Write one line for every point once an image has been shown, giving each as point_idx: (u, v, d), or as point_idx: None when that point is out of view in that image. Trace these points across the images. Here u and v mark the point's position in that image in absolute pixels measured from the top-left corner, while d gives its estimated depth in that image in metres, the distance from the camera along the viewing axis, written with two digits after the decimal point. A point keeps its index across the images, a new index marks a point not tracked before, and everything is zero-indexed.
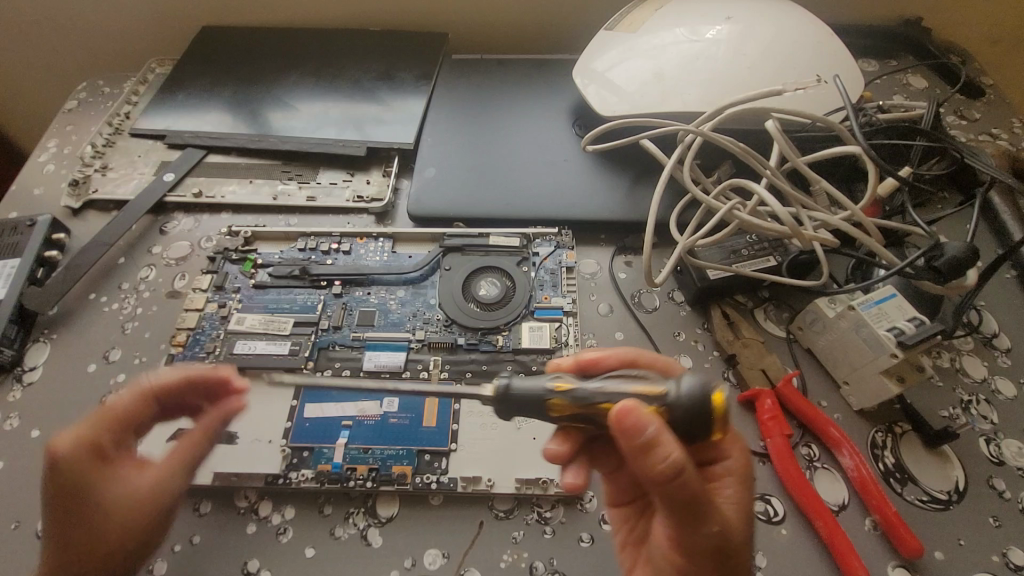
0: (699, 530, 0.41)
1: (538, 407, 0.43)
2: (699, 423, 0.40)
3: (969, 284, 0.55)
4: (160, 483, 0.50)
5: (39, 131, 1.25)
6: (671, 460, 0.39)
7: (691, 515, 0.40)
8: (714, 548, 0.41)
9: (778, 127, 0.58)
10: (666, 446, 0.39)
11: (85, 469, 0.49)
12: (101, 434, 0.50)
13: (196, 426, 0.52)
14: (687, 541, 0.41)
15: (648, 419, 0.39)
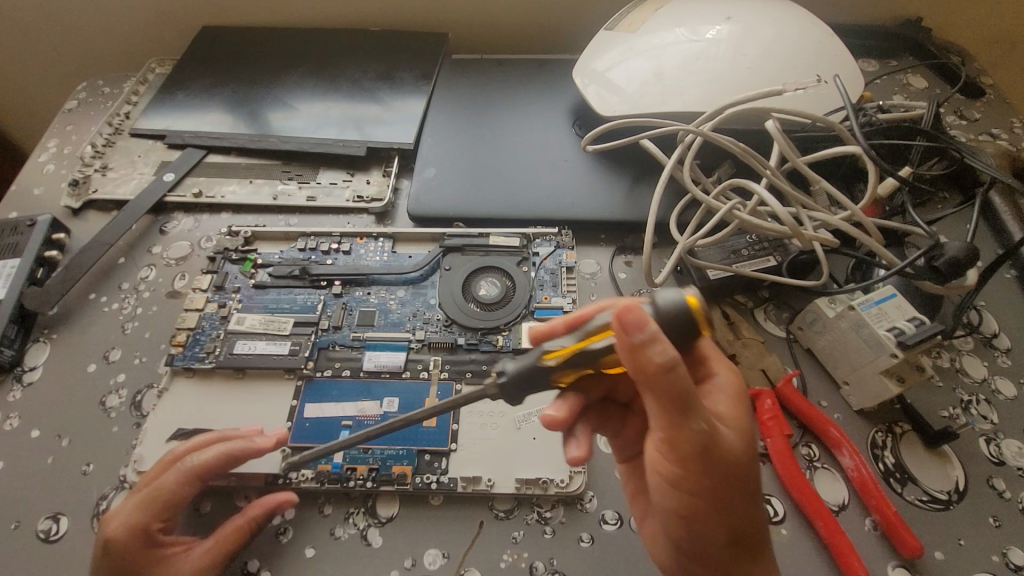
0: (692, 426, 0.40)
1: (537, 378, 0.45)
2: (685, 326, 0.40)
3: (969, 285, 0.56)
4: (207, 571, 0.50)
5: (39, 130, 1.25)
6: (665, 356, 0.38)
7: (683, 412, 0.40)
8: (706, 448, 0.40)
9: (778, 127, 0.58)
10: (659, 343, 0.39)
11: (136, 556, 0.49)
12: (148, 519, 0.50)
13: (243, 513, 0.53)
14: (677, 438, 0.40)
15: (644, 316, 0.39)
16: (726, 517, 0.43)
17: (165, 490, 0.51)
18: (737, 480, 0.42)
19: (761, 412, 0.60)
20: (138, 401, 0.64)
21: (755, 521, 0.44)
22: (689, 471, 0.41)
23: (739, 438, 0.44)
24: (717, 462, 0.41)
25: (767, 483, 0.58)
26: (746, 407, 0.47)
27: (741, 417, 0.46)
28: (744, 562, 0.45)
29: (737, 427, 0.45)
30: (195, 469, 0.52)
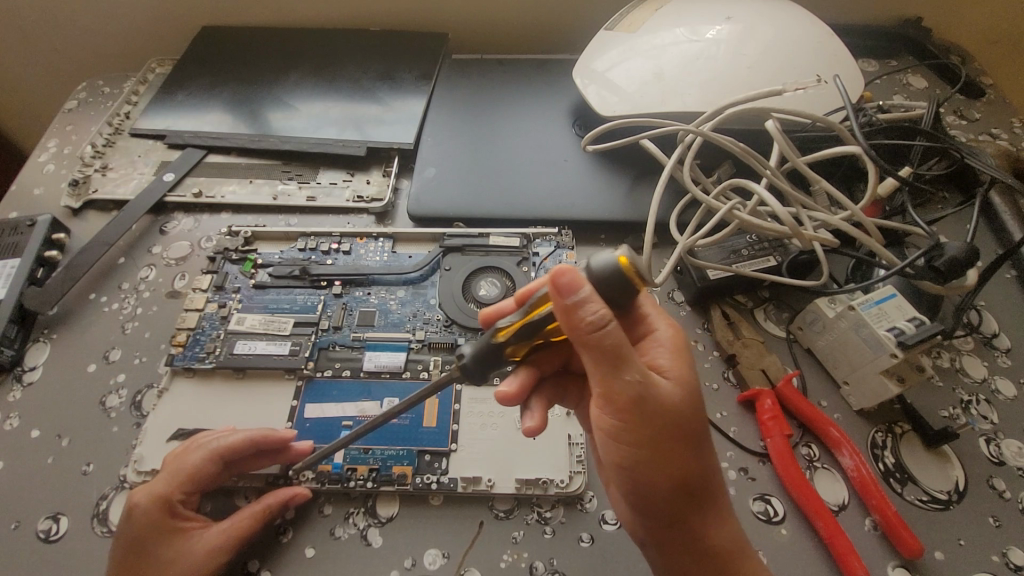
0: (624, 377, 0.42)
1: (493, 356, 0.47)
2: (620, 284, 0.41)
3: (969, 285, 0.55)
4: (216, 553, 0.51)
5: (39, 130, 1.25)
6: (595, 315, 0.40)
7: (615, 365, 0.42)
8: (638, 397, 0.43)
9: (779, 127, 0.58)
10: (590, 302, 0.41)
11: (155, 524, 0.51)
12: (171, 492, 0.52)
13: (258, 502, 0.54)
14: (612, 391, 0.43)
15: (579, 278, 0.41)
16: (670, 466, 0.44)
17: (188, 465, 0.53)
18: (678, 429, 0.44)
19: (761, 412, 0.60)
20: (138, 401, 0.64)
21: (704, 472, 0.45)
22: (627, 422, 0.44)
23: (679, 389, 0.46)
24: (653, 411, 0.43)
25: (767, 484, 0.58)
26: (687, 358, 0.48)
27: (684, 370, 0.47)
28: (697, 514, 0.46)
29: (679, 379, 0.46)
30: (220, 450, 0.53)
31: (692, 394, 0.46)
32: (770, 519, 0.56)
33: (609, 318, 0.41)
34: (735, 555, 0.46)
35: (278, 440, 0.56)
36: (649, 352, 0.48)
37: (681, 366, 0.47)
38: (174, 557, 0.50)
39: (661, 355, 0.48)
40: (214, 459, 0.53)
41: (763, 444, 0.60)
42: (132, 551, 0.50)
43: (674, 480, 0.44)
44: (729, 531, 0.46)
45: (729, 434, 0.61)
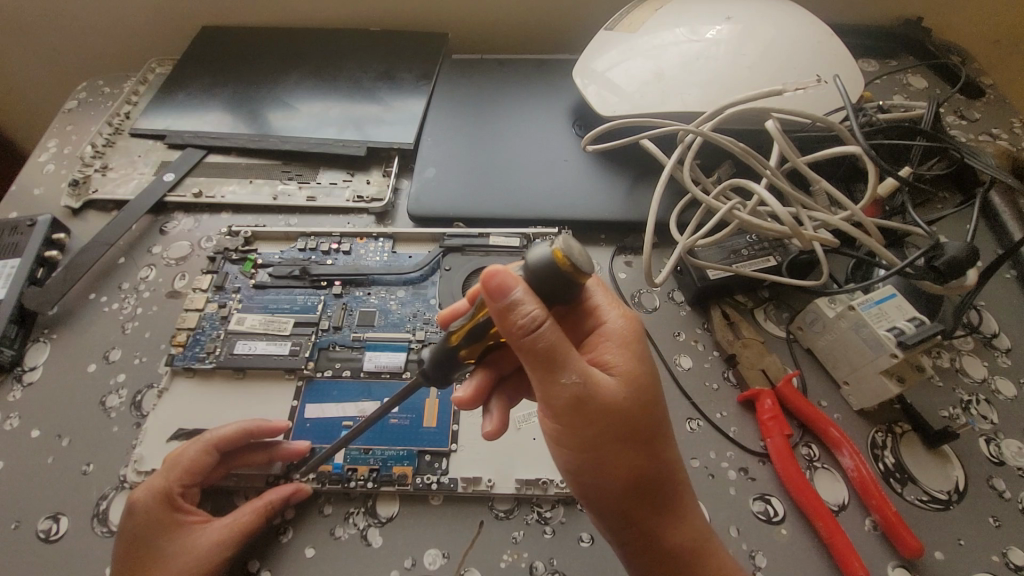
0: (562, 380, 0.42)
1: (451, 361, 0.47)
2: (550, 278, 0.40)
3: (969, 285, 0.55)
4: (223, 545, 0.51)
5: (39, 130, 1.25)
6: (526, 316, 0.40)
7: (552, 367, 0.42)
8: (578, 400, 0.43)
9: (779, 127, 0.58)
10: (522, 302, 0.41)
11: (157, 518, 0.51)
12: (171, 485, 0.52)
13: (262, 497, 0.54)
14: (551, 396, 0.43)
15: (508, 280, 0.41)
16: (618, 468, 0.44)
17: (185, 458, 0.53)
18: (620, 429, 0.44)
19: (761, 411, 0.60)
20: (138, 401, 0.64)
21: (655, 473, 0.45)
22: (570, 425, 0.44)
23: (626, 387, 0.45)
24: (595, 414, 0.43)
25: (767, 483, 0.58)
26: (635, 352, 0.48)
27: (633, 365, 0.47)
28: (648, 515, 0.46)
29: (627, 376, 0.46)
30: (217, 441, 0.54)
31: (640, 391, 0.46)
32: (770, 519, 0.56)
33: (542, 317, 0.41)
34: (695, 555, 0.46)
35: (272, 429, 0.57)
36: (599, 348, 0.48)
37: (630, 362, 0.47)
38: (177, 551, 0.50)
39: (610, 352, 0.47)
40: (211, 450, 0.54)
41: (763, 444, 0.60)
42: (135, 546, 0.50)
43: (623, 481, 0.44)
44: (687, 531, 0.46)
45: (729, 434, 0.61)
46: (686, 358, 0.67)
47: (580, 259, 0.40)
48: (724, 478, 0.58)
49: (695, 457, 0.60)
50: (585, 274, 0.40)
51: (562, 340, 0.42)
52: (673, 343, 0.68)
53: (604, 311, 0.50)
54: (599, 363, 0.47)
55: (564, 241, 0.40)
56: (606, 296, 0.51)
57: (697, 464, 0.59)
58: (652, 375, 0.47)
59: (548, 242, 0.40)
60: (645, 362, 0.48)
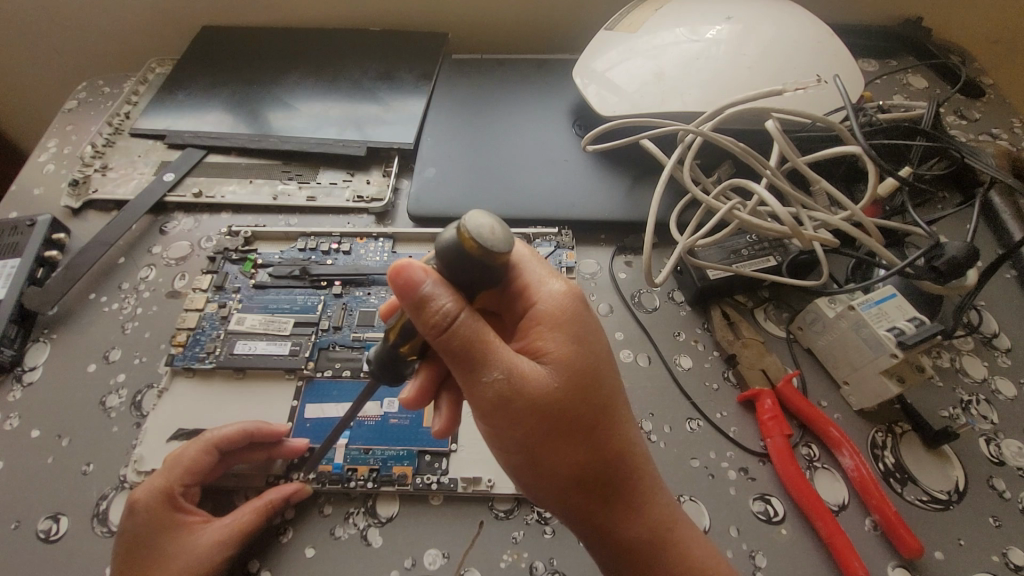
0: (484, 378, 0.42)
1: (396, 362, 0.45)
2: (458, 262, 0.37)
3: (969, 285, 0.56)
4: (224, 545, 0.51)
5: (41, 129, 1.25)
6: (437, 311, 0.39)
7: (473, 366, 0.42)
8: (504, 398, 0.42)
9: (779, 127, 0.58)
10: (432, 298, 0.39)
11: (158, 519, 0.51)
12: (172, 485, 0.52)
13: (260, 495, 0.54)
14: (477, 395, 0.42)
15: (416, 275, 0.39)
16: (557, 462, 0.44)
17: (186, 458, 0.53)
18: (554, 420, 0.43)
19: (761, 411, 0.60)
20: (138, 401, 0.64)
21: (594, 462, 0.45)
22: (502, 424, 0.43)
23: (559, 375, 0.44)
24: (525, 411, 0.42)
25: (768, 484, 0.58)
26: (568, 333, 0.46)
27: (566, 350, 0.45)
28: (594, 504, 0.46)
29: (560, 363, 0.45)
30: (219, 441, 0.54)
31: (575, 377, 0.44)
32: (770, 519, 0.56)
33: (455, 310, 0.40)
34: (658, 543, 0.46)
35: (273, 432, 0.57)
36: (532, 335, 0.46)
37: (562, 347, 0.45)
38: (178, 551, 0.50)
39: (541, 338, 0.46)
40: (212, 451, 0.54)
41: (763, 444, 0.60)
42: (134, 545, 0.50)
43: (565, 477, 0.45)
44: (648, 521, 0.47)
45: (729, 434, 0.61)
46: (685, 358, 0.67)
47: (492, 241, 0.36)
48: (724, 478, 0.58)
49: (695, 457, 0.60)
50: (498, 253, 0.36)
51: (480, 333, 0.41)
52: (672, 343, 0.68)
53: (535, 291, 0.48)
54: (531, 352, 0.46)
55: (472, 221, 0.36)
56: (538, 274, 0.49)
57: (697, 464, 0.59)
58: (588, 361, 0.46)
59: (456, 223, 0.37)
60: (580, 347, 0.46)
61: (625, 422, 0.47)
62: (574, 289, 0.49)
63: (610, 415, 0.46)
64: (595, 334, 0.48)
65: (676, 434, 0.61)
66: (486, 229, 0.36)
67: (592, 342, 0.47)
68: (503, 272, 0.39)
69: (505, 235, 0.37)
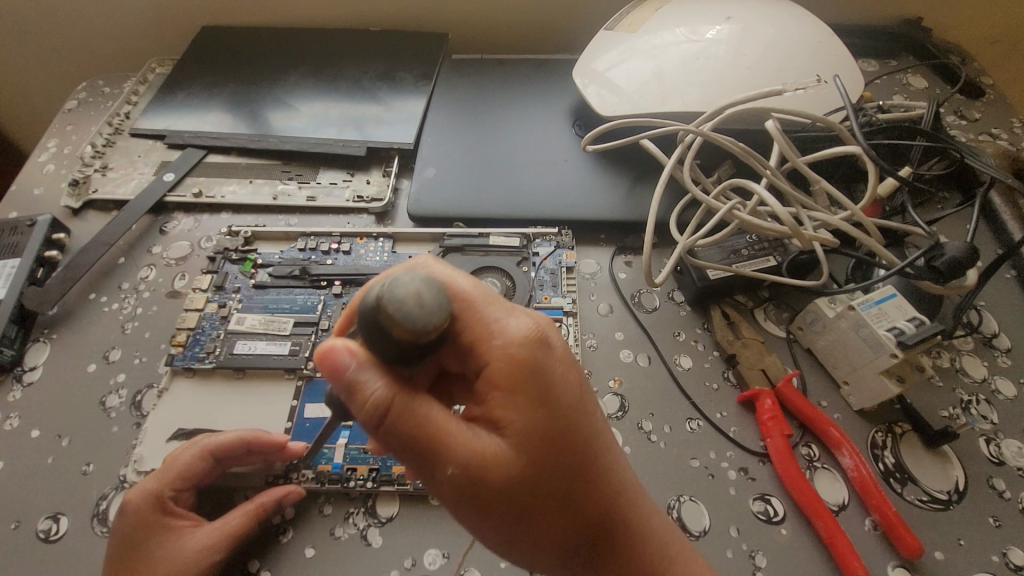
0: (439, 471, 0.39)
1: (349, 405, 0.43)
2: (376, 340, 0.35)
3: (970, 285, 0.55)
4: (211, 551, 0.51)
5: (40, 128, 1.24)
6: (368, 399, 0.38)
7: (424, 457, 0.39)
8: (465, 489, 0.39)
9: (779, 127, 0.58)
10: (362, 384, 0.39)
11: (149, 521, 0.51)
12: (164, 488, 0.52)
13: (252, 499, 0.54)
14: (439, 489, 0.39)
15: (340, 359, 0.39)
16: (540, 538, 0.42)
17: (180, 462, 0.53)
18: (527, 500, 0.40)
19: (761, 411, 0.60)
20: (138, 401, 0.64)
21: (578, 527, 0.42)
22: (472, 514, 0.40)
23: (522, 450, 0.40)
24: (492, 498, 0.39)
25: (767, 484, 0.58)
26: (528, 396, 0.40)
27: (528, 416, 0.40)
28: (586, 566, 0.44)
29: (522, 434, 0.40)
30: (214, 447, 0.54)
31: (542, 445, 0.40)
32: (770, 519, 0.56)
33: (387, 395, 0.38)
34: None
35: (273, 441, 0.56)
36: (490, 401, 0.41)
37: (525, 414, 0.40)
38: (167, 555, 0.50)
39: (500, 405, 0.40)
40: (207, 456, 0.54)
41: (763, 444, 0.60)
42: (124, 546, 0.51)
43: (550, 549, 0.42)
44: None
45: (729, 434, 0.61)
46: (685, 358, 0.67)
47: (411, 311, 0.33)
48: (724, 478, 0.58)
49: (695, 457, 0.60)
50: (424, 324, 0.33)
51: (422, 415, 0.39)
52: (673, 343, 0.68)
53: (487, 342, 0.42)
54: (489, 419, 0.41)
55: (390, 293, 0.33)
56: (488, 316, 0.42)
57: (697, 464, 0.59)
58: (557, 424, 0.41)
59: (376, 287, 0.34)
60: (546, 409, 0.41)
61: (607, 482, 0.44)
62: (535, 330, 0.43)
63: (591, 477, 0.42)
64: (562, 385, 0.42)
65: (676, 434, 0.61)
66: (411, 295, 0.33)
67: (561, 396, 0.42)
68: (439, 340, 0.36)
69: (432, 299, 0.34)
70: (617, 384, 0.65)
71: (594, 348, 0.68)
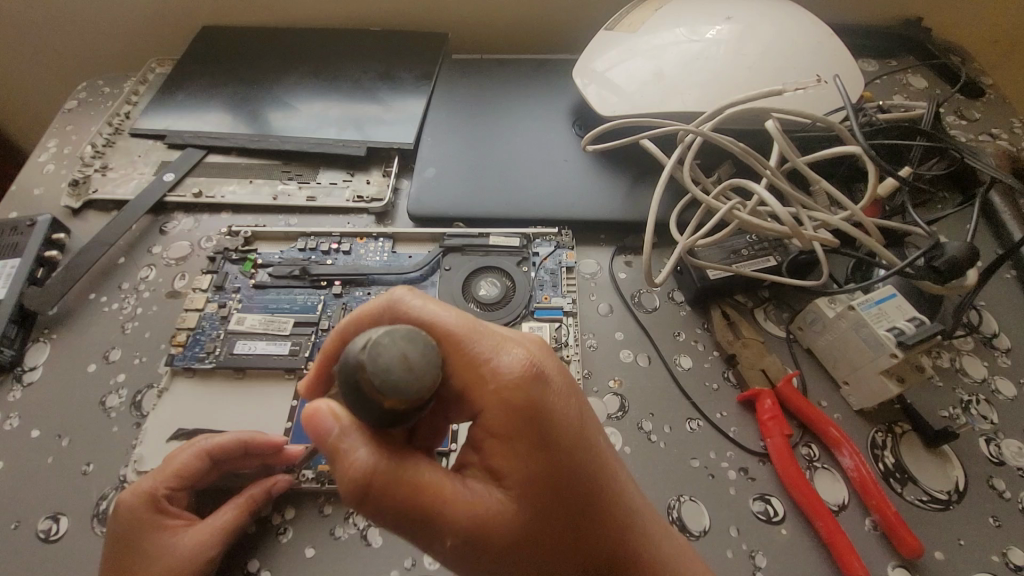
0: (437, 537, 0.38)
1: None
2: (360, 405, 0.34)
3: (970, 285, 0.55)
4: (203, 550, 0.51)
5: (41, 128, 1.24)
6: (355, 470, 0.37)
7: (418, 526, 0.38)
8: (470, 547, 0.39)
9: (779, 127, 0.58)
10: (348, 452, 0.37)
11: (141, 520, 0.51)
12: (158, 486, 0.52)
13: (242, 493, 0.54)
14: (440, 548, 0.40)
15: (325, 420, 0.38)
16: None
17: (177, 462, 0.53)
18: (531, 549, 0.40)
19: (761, 411, 0.60)
20: (138, 401, 0.64)
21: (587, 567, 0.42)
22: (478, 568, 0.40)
23: (521, 502, 0.39)
24: (494, 553, 0.39)
25: (767, 483, 0.58)
26: (523, 448, 0.39)
27: (524, 468, 0.39)
28: None
29: (519, 486, 0.39)
30: (211, 447, 0.54)
31: (541, 495, 0.40)
32: (770, 519, 0.56)
33: (375, 463, 0.37)
34: None
35: (271, 442, 0.55)
36: (486, 451, 0.40)
37: (523, 462, 0.39)
38: (159, 554, 0.50)
39: (496, 456, 0.40)
40: (204, 456, 0.53)
41: (763, 444, 0.60)
42: (118, 545, 0.51)
43: None
44: None
45: (729, 434, 0.61)
46: (685, 358, 0.67)
47: (397, 374, 0.33)
48: (724, 478, 0.58)
49: (695, 457, 0.60)
50: (411, 387, 0.33)
51: (416, 478, 0.38)
52: (673, 343, 0.68)
53: (479, 387, 0.40)
54: (488, 467, 0.40)
55: (374, 358, 0.33)
56: (477, 355, 0.41)
57: (697, 464, 0.59)
58: (558, 468, 0.40)
59: (358, 350, 0.33)
60: (545, 454, 0.40)
61: (616, 517, 0.43)
62: (528, 365, 0.41)
63: (598, 514, 0.42)
64: (561, 422, 0.41)
65: (676, 434, 0.61)
66: (397, 359, 0.33)
67: (560, 436, 0.40)
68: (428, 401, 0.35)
69: (420, 360, 0.33)
70: (617, 384, 0.65)
71: (594, 348, 0.68)
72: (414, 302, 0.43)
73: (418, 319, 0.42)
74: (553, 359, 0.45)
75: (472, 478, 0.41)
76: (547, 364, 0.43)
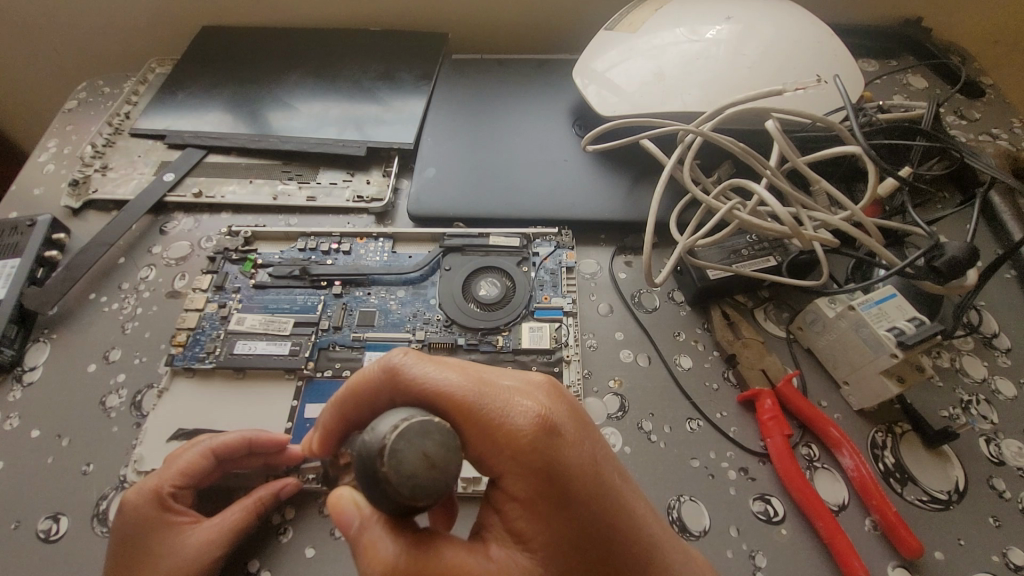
0: None
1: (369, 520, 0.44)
2: (377, 494, 0.34)
3: (970, 285, 0.55)
4: (208, 549, 0.51)
5: (42, 130, 1.25)
6: (378, 563, 0.37)
7: None
8: None
9: (779, 127, 0.58)
10: (371, 544, 0.38)
11: (148, 518, 0.51)
12: (163, 484, 0.52)
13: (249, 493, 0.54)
14: None
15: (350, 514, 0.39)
16: None
17: (181, 461, 0.53)
18: None
19: (761, 411, 0.60)
20: (138, 401, 0.64)
21: None
22: None
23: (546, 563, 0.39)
24: None
25: (767, 484, 0.58)
26: (543, 511, 0.39)
27: (546, 527, 0.39)
28: None
29: (543, 547, 0.39)
30: (215, 447, 0.54)
31: (566, 550, 0.40)
32: (770, 519, 0.56)
33: (398, 553, 0.37)
34: None
35: (274, 441, 0.55)
36: (507, 513, 0.41)
37: (545, 524, 0.39)
38: (165, 552, 0.50)
39: (517, 517, 0.40)
40: (209, 455, 0.53)
41: (763, 444, 0.60)
42: (124, 543, 0.51)
43: None
44: None
45: (729, 434, 0.61)
46: (686, 358, 0.67)
47: (422, 475, 0.34)
48: (724, 478, 0.58)
49: (695, 457, 0.60)
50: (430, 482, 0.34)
51: (438, 560, 0.38)
52: (673, 343, 0.68)
53: (496, 452, 0.40)
54: (511, 530, 0.41)
55: (398, 459, 0.33)
56: (489, 418, 0.40)
57: (697, 464, 0.59)
58: (580, 523, 0.40)
59: (377, 451, 0.33)
60: (565, 511, 0.40)
61: (642, 562, 0.42)
62: (539, 422, 0.41)
63: (626, 561, 0.41)
64: (577, 475, 0.40)
65: (676, 434, 0.61)
66: (417, 459, 0.34)
67: (579, 490, 0.40)
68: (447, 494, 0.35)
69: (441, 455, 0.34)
70: (617, 384, 0.65)
71: (594, 349, 0.68)
72: (413, 369, 0.42)
73: (423, 388, 0.41)
74: (563, 405, 0.44)
75: (495, 544, 0.41)
76: (558, 413, 0.43)
